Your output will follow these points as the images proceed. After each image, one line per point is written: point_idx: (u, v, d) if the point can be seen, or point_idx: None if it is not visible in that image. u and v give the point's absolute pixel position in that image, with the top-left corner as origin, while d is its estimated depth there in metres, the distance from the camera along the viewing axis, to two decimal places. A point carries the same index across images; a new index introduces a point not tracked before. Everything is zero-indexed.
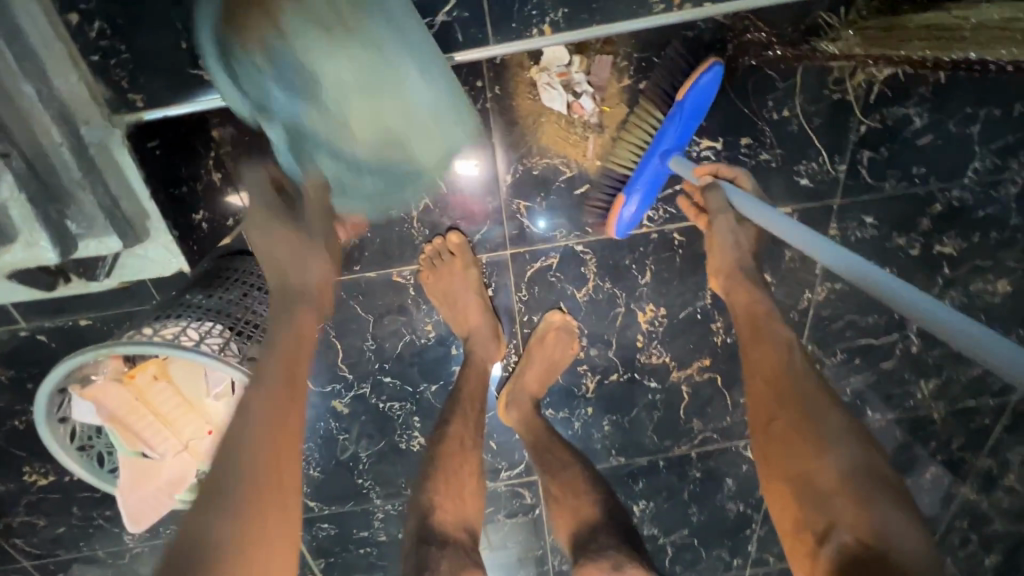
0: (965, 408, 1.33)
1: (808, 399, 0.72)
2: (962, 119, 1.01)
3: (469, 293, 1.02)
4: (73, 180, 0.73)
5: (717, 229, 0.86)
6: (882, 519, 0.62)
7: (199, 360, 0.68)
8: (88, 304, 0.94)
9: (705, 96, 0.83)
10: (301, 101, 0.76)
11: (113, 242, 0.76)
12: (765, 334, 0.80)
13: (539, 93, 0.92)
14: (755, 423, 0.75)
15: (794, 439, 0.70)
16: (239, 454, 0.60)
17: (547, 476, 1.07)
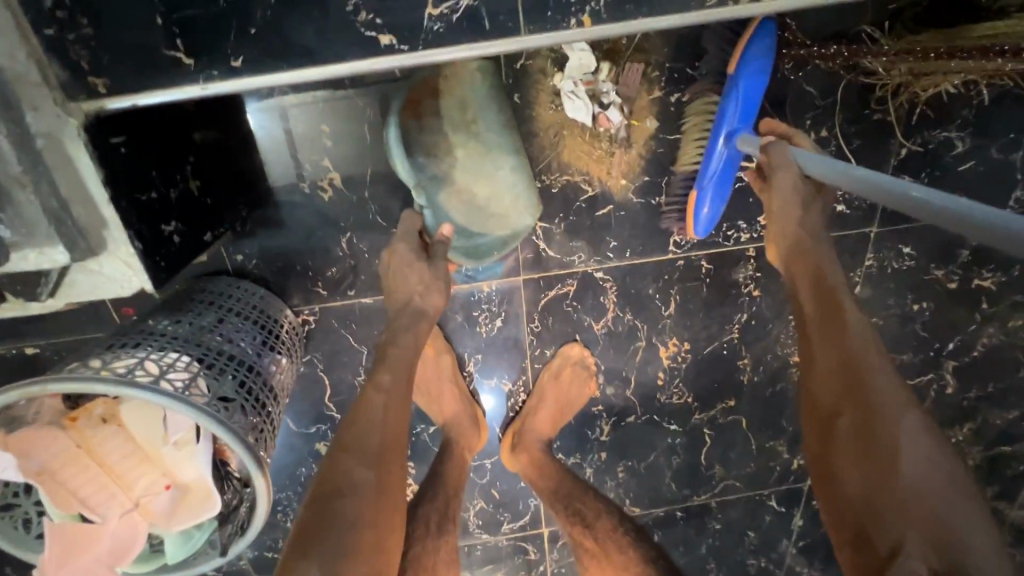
0: (1001, 454, 1.23)
1: (883, 396, 0.57)
2: (1006, 145, 0.92)
3: (445, 385, 0.95)
4: (8, 174, 0.51)
5: (777, 190, 0.71)
6: (963, 543, 0.47)
7: (159, 400, 0.54)
8: (39, 329, 0.82)
9: (764, 61, 0.74)
10: (420, 163, 0.76)
11: (58, 256, 0.55)
12: (834, 317, 0.64)
13: (562, 103, 0.83)
14: (813, 411, 0.61)
15: (861, 441, 0.55)
16: (325, 554, 0.54)
17: (577, 527, 0.93)
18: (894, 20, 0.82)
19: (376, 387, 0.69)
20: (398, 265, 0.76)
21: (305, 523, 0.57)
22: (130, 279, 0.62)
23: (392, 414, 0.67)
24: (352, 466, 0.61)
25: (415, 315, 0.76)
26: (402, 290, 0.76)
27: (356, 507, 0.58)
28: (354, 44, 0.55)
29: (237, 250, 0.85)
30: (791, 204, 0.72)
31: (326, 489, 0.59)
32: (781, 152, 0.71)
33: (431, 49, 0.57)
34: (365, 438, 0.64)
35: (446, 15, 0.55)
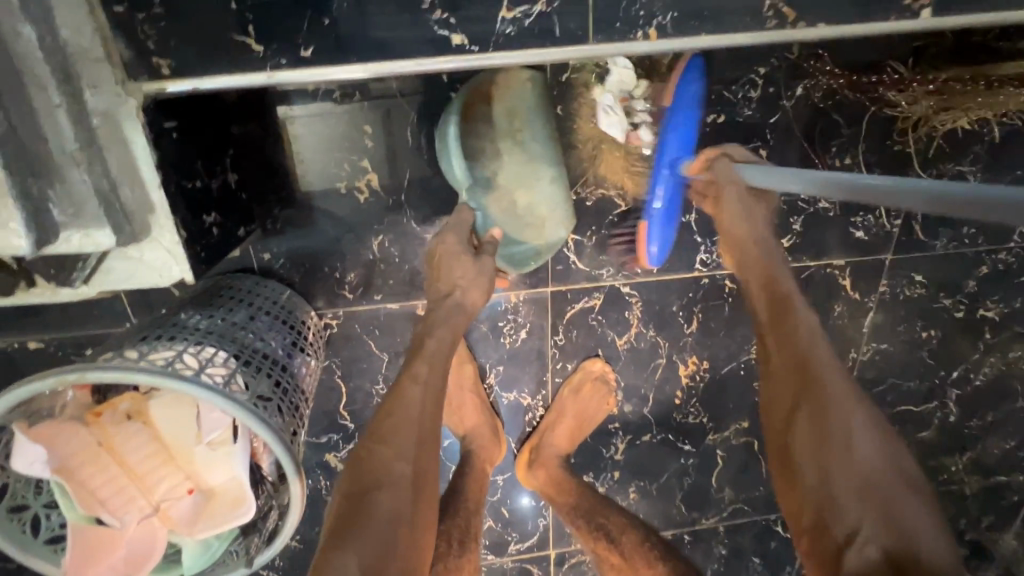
0: (997, 484, 1.25)
1: (834, 392, 0.59)
2: (1013, 181, 0.96)
3: (468, 394, 0.94)
4: (63, 151, 0.49)
5: (725, 208, 0.75)
6: (908, 522, 0.51)
7: (204, 393, 0.52)
8: (45, 322, 0.78)
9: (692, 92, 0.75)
10: (464, 166, 0.76)
11: (103, 240, 0.52)
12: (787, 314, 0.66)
13: (599, 118, 0.84)
14: (771, 410, 0.63)
15: (817, 435, 0.58)
16: (363, 547, 0.53)
17: (600, 542, 0.92)
18: (918, 56, 0.86)
19: (411, 379, 0.67)
20: (444, 257, 0.76)
21: (341, 516, 0.56)
22: (171, 268, 0.60)
23: (427, 405, 0.65)
24: (387, 458, 0.60)
25: (454, 309, 0.75)
26: (447, 280, 0.76)
27: (393, 501, 0.57)
28: (426, 41, 0.56)
29: (265, 247, 0.82)
30: (734, 211, 0.74)
31: (361, 480, 0.59)
32: (724, 167, 0.75)
33: (499, 51, 0.58)
34: (401, 431, 0.62)
35: (518, 19, 0.57)
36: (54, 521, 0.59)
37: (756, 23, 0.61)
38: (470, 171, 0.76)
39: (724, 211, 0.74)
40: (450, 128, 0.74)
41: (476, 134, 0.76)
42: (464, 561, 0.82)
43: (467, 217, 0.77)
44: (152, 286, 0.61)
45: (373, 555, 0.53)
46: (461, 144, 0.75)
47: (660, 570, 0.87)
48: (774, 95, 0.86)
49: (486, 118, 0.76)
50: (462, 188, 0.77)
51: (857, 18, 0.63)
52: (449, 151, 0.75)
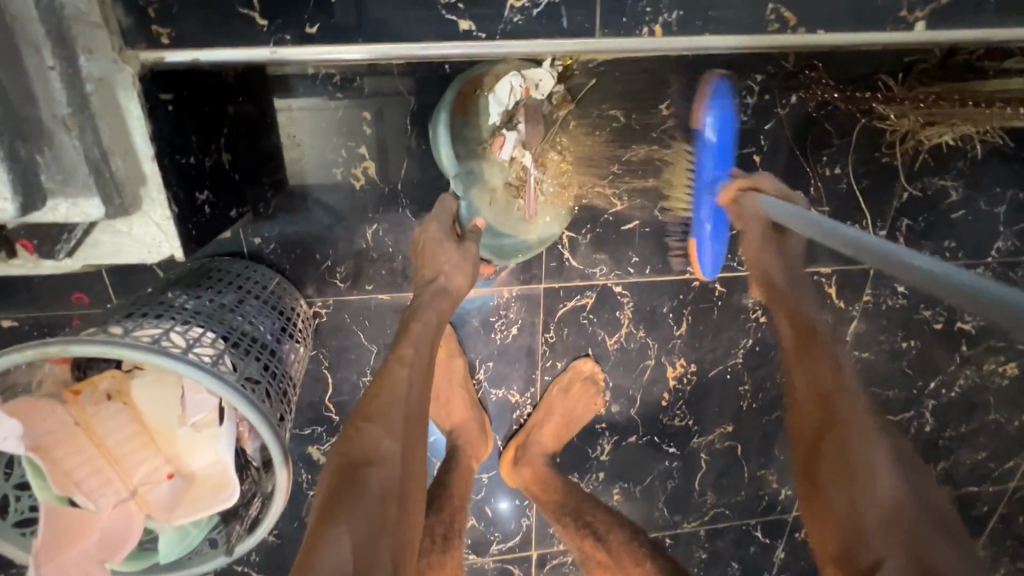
0: (968, 494, 1.29)
1: (860, 427, 0.61)
2: (993, 198, 0.99)
3: (456, 388, 0.93)
4: (53, 116, 0.47)
5: (747, 236, 0.75)
6: (937, 559, 0.51)
7: (191, 372, 0.50)
8: (22, 300, 0.75)
9: (724, 109, 0.82)
10: (455, 157, 0.78)
11: (91, 210, 0.50)
12: (812, 348, 0.67)
13: (496, 85, 0.77)
14: (799, 446, 0.65)
15: (842, 471, 0.59)
16: (356, 520, 0.55)
17: (586, 539, 0.91)
18: (908, 71, 0.88)
19: (398, 362, 0.70)
20: (427, 245, 0.76)
21: (333, 492, 0.58)
22: (160, 245, 0.58)
23: (416, 388, 0.69)
24: (378, 437, 0.63)
25: (438, 293, 0.76)
26: (428, 268, 0.76)
27: (384, 476, 0.60)
28: (433, 26, 0.56)
29: (256, 232, 0.81)
30: (759, 242, 0.74)
31: (350, 456, 0.61)
32: (748, 197, 0.75)
33: (506, 39, 0.58)
34: (390, 412, 0.65)
35: (526, 8, 0.57)
36: (24, 505, 0.57)
37: (759, 27, 0.62)
38: (457, 160, 0.78)
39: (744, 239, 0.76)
40: (443, 124, 0.77)
41: (468, 126, 0.78)
42: (447, 557, 0.82)
43: (451, 206, 0.78)
44: (141, 263, 0.59)
45: (370, 527, 0.56)
46: (450, 137, 0.77)
47: (648, 567, 0.87)
48: (769, 104, 0.88)
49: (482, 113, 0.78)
50: (448, 175, 0.79)
51: (856, 26, 0.64)
52: (438, 139, 0.78)
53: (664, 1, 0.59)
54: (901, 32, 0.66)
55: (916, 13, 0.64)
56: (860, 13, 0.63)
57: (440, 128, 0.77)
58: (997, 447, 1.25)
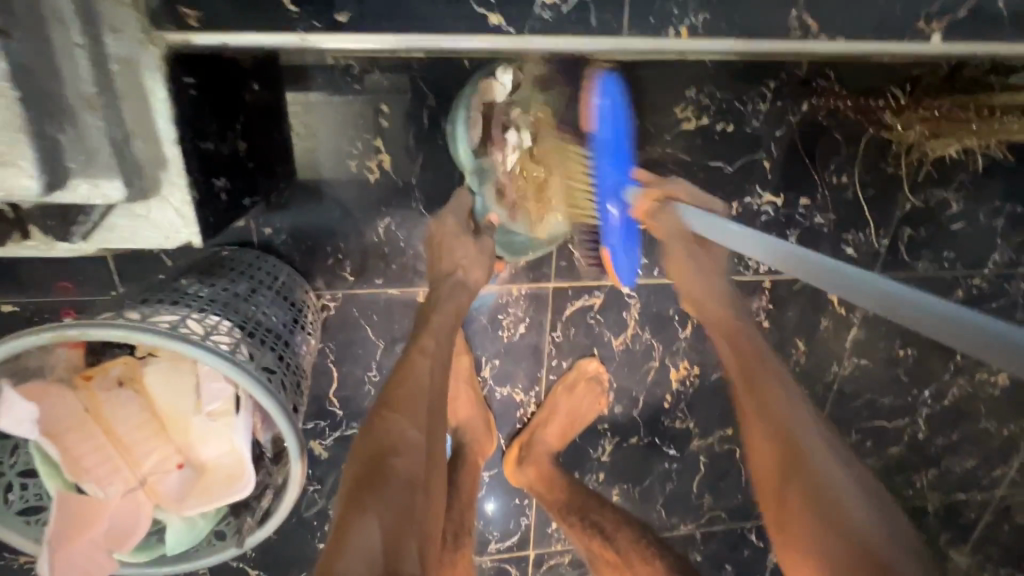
0: (956, 502, 1.31)
1: (820, 462, 0.61)
2: (992, 211, 1.01)
3: (463, 385, 0.93)
4: (78, 94, 0.46)
5: (676, 257, 0.76)
6: None
7: (212, 359, 0.50)
8: (24, 286, 0.73)
9: (616, 104, 0.78)
10: (471, 151, 0.77)
11: (112, 191, 0.49)
12: (760, 380, 0.67)
13: (500, 78, 0.76)
14: (766, 490, 0.63)
15: (815, 510, 0.58)
16: (385, 509, 0.56)
17: (595, 538, 0.93)
18: (916, 84, 0.90)
19: (420, 353, 0.69)
20: (444, 239, 0.78)
21: (360, 480, 0.58)
22: (178, 231, 0.57)
23: (438, 379, 0.69)
24: (403, 427, 0.63)
25: (455, 287, 0.76)
26: (448, 260, 0.77)
27: (410, 466, 0.60)
28: (463, 19, 0.56)
29: (266, 222, 0.80)
30: (698, 266, 0.75)
31: (375, 445, 0.61)
32: (669, 215, 0.76)
33: (535, 35, 0.59)
34: (415, 401, 0.65)
35: (557, 5, 0.58)
36: (29, 493, 0.55)
37: (781, 34, 0.63)
38: (474, 155, 0.77)
39: (675, 263, 0.76)
40: (458, 120, 0.75)
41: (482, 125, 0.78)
42: (458, 557, 0.85)
43: (466, 201, 0.80)
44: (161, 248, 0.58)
45: (396, 516, 0.56)
46: (467, 133, 0.76)
47: (657, 566, 0.88)
48: (781, 112, 0.89)
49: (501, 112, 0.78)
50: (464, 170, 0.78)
51: (874, 35, 0.65)
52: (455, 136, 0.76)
53: (691, 4, 0.60)
54: (919, 42, 0.67)
55: (933, 25, 0.66)
56: (880, 25, 0.65)
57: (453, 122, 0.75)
58: (986, 455, 1.28)
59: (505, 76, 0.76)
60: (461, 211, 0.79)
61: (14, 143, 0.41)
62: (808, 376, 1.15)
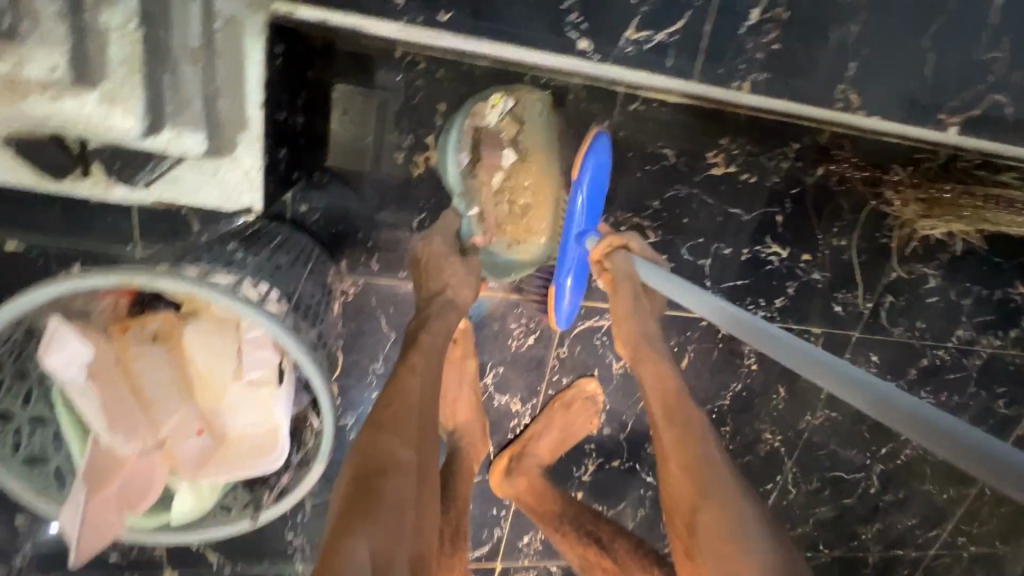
0: (892, 556, 1.39)
1: (722, 496, 0.62)
2: (962, 291, 1.08)
3: (463, 389, 0.93)
4: (184, 45, 0.48)
5: (618, 294, 0.76)
6: None
7: (269, 325, 0.49)
8: (24, 224, 0.68)
9: (601, 160, 0.74)
10: (461, 170, 0.76)
11: (192, 144, 0.50)
12: (680, 414, 0.69)
13: (486, 107, 0.75)
14: (675, 515, 0.65)
15: (719, 543, 0.59)
16: (375, 530, 0.54)
17: (590, 547, 0.94)
18: (914, 166, 0.91)
19: (411, 374, 0.68)
20: (432, 259, 0.75)
21: (349, 502, 0.56)
22: (243, 194, 0.66)
23: (427, 400, 0.67)
24: (393, 445, 0.61)
25: (445, 306, 0.74)
26: (437, 280, 0.74)
27: (400, 485, 0.58)
28: (558, 42, 0.73)
29: (303, 199, 0.74)
30: (629, 310, 0.76)
31: (363, 465, 0.59)
32: (623, 262, 0.76)
33: (615, 64, 0.76)
34: (404, 420, 0.64)
35: (639, 42, 0.74)
36: (36, 440, 0.54)
37: (815, 100, 0.80)
38: (462, 179, 0.76)
39: (616, 303, 0.76)
40: (452, 149, 0.75)
41: (487, 147, 0.76)
42: (456, 561, 0.87)
43: (453, 223, 0.77)
44: (227, 203, 0.67)
45: (382, 541, 0.54)
46: (455, 153, 0.75)
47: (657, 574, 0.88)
48: (802, 172, 0.89)
49: (495, 136, 0.76)
50: (454, 191, 0.77)
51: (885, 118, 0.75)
52: (444, 156, 0.75)
53: (755, 64, 0.77)
54: (903, 124, 0.84)
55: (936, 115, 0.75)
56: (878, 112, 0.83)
57: (450, 140, 0.74)
58: (925, 515, 1.36)
59: (500, 103, 0.75)
60: (448, 233, 0.76)
61: (129, 82, 0.44)
62: (783, 422, 1.20)
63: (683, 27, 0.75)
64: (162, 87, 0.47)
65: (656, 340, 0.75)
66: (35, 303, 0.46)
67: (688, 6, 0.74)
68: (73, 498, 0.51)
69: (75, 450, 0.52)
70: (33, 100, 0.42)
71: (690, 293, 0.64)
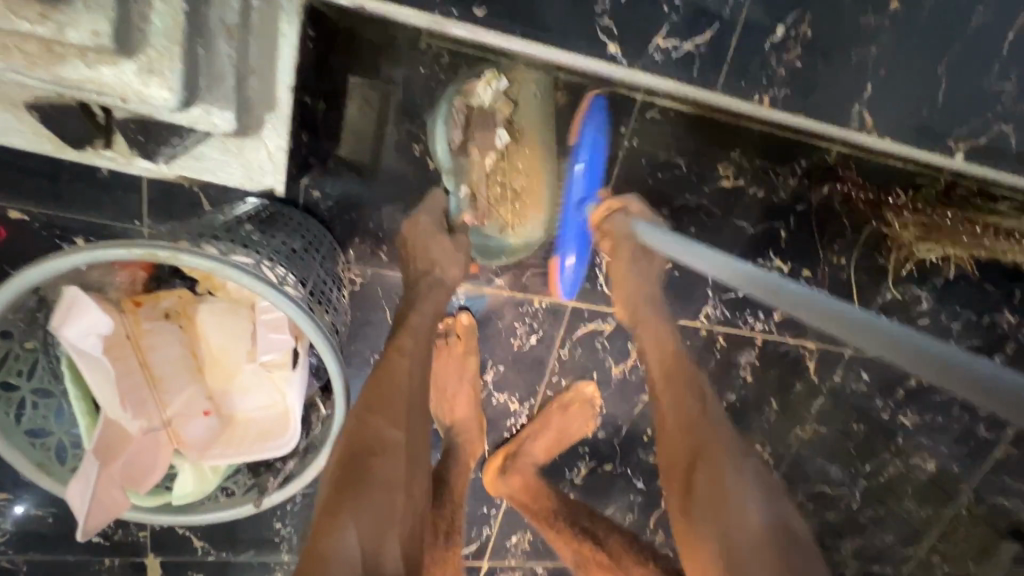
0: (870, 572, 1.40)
1: (726, 452, 0.62)
2: (952, 315, 1.05)
3: (462, 384, 0.93)
4: (222, 19, 0.49)
5: (619, 258, 0.79)
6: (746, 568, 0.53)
7: (290, 308, 0.49)
8: (31, 195, 0.66)
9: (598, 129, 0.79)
10: (452, 149, 0.75)
11: (220, 120, 0.51)
12: (680, 378, 0.69)
13: (481, 87, 0.74)
14: (670, 473, 0.65)
15: (712, 490, 0.60)
16: (364, 516, 0.52)
17: (586, 544, 0.94)
18: (914, 191, 0.93)
19: (399, 354, 0.65)
20: (418, 237, 0.74)
21: (338, 485, 0.54)
22: (266, 175, 0.66)
23: (414, 379, 0.64)
24: (380, 426, 0.59)
25: (432, 285, 0.73)
26: (423, 259, 0.74)
27: (390, 466, 0.57)
28: (590, 43, 0.73)
29: (317, 185, 0.73)
30: (627, 269, 0.78)
31: (350, 445, 0.57)
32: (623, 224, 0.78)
33: (643, 70, 0.77)
34: (393, 400, 0.61)
35: (668, 50, 0.76)
36: (38, 414, 0.53)
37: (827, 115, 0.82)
38: (453, 156, 0.75)
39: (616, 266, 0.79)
40: (440, 128, 0.74)
41: (479, 127, 0.75)
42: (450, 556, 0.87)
43: (440, 201, 0.76)
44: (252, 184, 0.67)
45: (373, 524, 0.52)
46: (447, 130, 0.74)
47: (652, 568, 0.90)
48: (805, 187, 0.90)
49: (488, 116, 0.75)
50: (443, 167, 0.76)
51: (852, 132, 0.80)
52: (435, 133, 0.74)
53: (776, 80, 0.79)
54: (905, 146, 0.86)
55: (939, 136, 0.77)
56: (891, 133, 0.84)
57: (441, 117, 0.73)
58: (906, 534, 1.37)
59: (492, 83, 0.74)
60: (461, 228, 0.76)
61: (169, 52, 0.44)
62: (774, 434, 1.20)
63: (710, 39, 0.76)
64: (199, 59, 0.47)
65: (658, 304, 0.77)
66: (53, 273, 0.45)
67: (717, 18, 0.75)
68: (79, 473, 0.51)
69: (82, 425, 0.51)
70: (71, 65, 0.43)
71: (683, 245, 0.64)
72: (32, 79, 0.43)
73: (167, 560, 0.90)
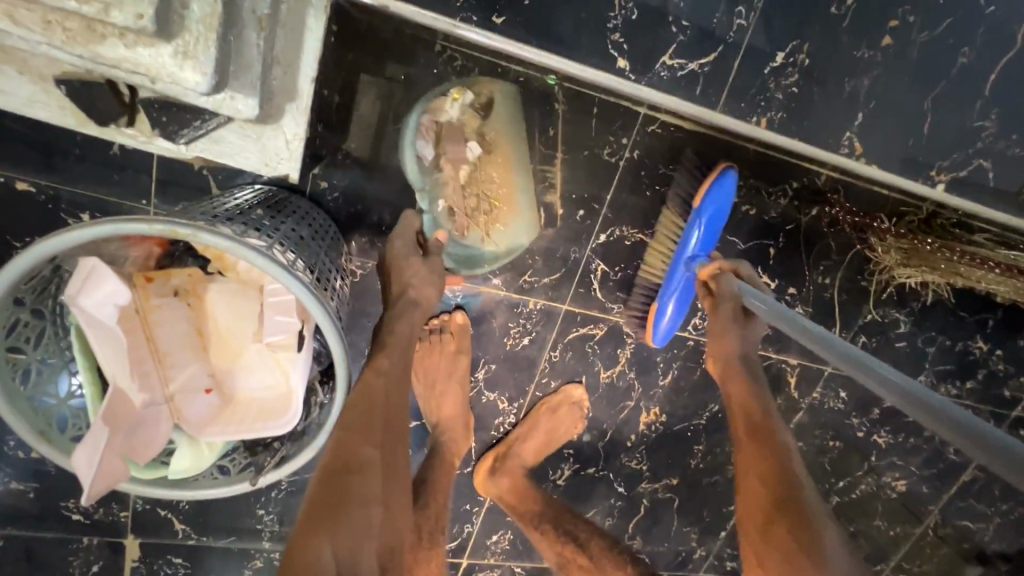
0: None
1: (813, 513, 0.61)
2: (927, 338, 1.09)
3: (452, 381, 0.94)
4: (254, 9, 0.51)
5: (716, 316, 0.74)
6: None
7: (301, 291, 0.51)
8: (40, 167, 0.67)
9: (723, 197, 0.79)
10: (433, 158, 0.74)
11: (245, 106, 0.53)
12: (768, 437, 0.68)
13: (444, 103, 0.74)
14: (748, 523, 0.64)
15: (794, 550, 0.58)
16: (337, 536, 0.50)
17: (568, 545, 0.96)
18: (897, 219, 0.95)
19: (378, 372, 0.63)
20: (393, 262, 0.70)
21: (317, 504, 0.53)
22: (281, 162, 0.71)
23: (392, 398, 0.62)
24: (358, 444, 0.57)
25: (407, 306, 0.69)
26: (397, 281, 0.69)
27: (365, 484, 0.55)
28: (599, 55, 0.77)
29: (326, 175, 0.74)
30: (726, 330, 0.74)
31: (330, 464, 0.56)
32: (726, 283, 0.74)
33: (647, 86, 0.80)
34: (372, 418, 0.59)
35: (675, 68, 0.79)
36: (43, 381, 0.54)
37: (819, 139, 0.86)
38: (422, 171, 0.75)
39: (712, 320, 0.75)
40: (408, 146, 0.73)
41: (449, 138, 0.75)
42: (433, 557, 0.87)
43: (413, 223, 0.72)
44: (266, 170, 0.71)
45: (349, 547, 0.50)
46: (416, 146, 0.74)
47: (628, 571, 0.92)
48: (795, 208, 0.93)
49: (458, 128, 0.75)
50: (415, 184, 0.75)
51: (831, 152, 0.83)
52: (404, 147, 0.74)
53: (774, 103, 0.83)
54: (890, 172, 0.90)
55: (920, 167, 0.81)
56: (879, 160, 0.89)
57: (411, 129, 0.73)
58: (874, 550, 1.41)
59: (459, 97, 0.75)
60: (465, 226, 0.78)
61: (203, 37, 0.46)
62: None
63: (713, 60, 0.80)
64: (230, 46, 0.49)
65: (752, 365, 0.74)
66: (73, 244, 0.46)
67: (721, 41, 0.79)
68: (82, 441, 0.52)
69: (88, 394, 0.52)
70: (110, 44, 0.44)
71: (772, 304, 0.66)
72: (68, 53, 0.45)
73: (146, 541, 0.89)
